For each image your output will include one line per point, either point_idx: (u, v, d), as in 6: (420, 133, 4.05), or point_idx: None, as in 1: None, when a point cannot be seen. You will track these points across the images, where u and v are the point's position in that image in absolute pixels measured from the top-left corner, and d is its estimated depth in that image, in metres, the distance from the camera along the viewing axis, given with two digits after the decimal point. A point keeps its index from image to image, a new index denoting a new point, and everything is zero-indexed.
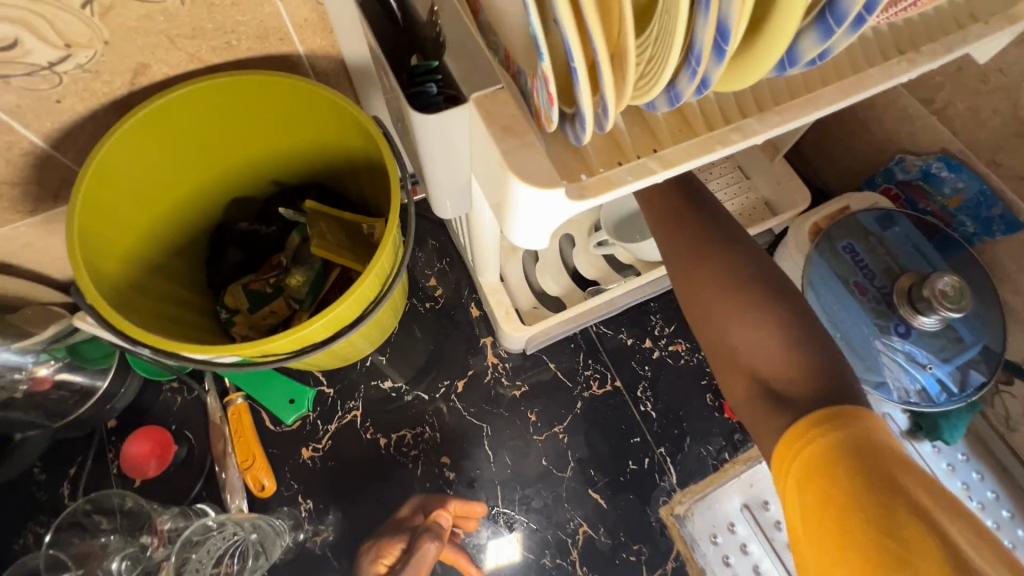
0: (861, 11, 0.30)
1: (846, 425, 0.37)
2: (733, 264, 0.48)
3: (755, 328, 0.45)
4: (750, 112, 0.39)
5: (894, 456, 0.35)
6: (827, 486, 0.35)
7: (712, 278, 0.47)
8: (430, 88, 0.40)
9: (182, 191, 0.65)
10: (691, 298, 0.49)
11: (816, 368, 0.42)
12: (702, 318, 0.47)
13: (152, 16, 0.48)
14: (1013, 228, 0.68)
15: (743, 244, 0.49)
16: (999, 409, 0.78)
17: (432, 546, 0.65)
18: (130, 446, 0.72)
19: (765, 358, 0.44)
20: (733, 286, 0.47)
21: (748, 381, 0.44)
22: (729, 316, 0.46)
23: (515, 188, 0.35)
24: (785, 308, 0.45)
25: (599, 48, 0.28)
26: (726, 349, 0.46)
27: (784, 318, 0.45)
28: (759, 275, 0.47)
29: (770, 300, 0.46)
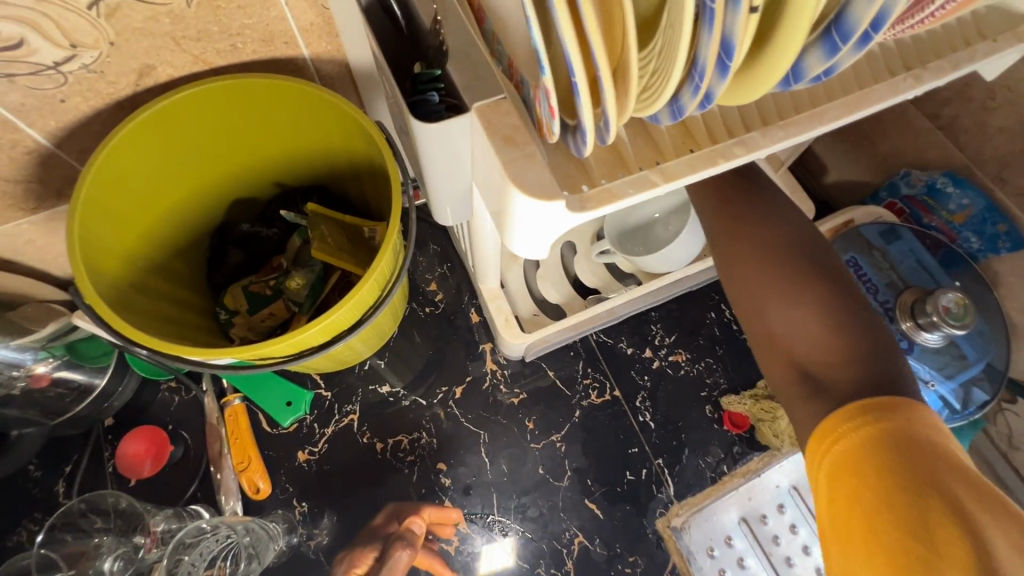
0: (867, 29, 0.30)
1: (881, 419, 0.37)
2: (776, 239, 0.47)
3: (796, 308, 0.44)
4: (754, 126, 0.39)
5: (932, 450, 0.35)
6: (856, 482, 0.36)
7: (755, 256, 0.47)
8: (431, 97, 0.40)
9: (185, 192, 0.65)
10: (733, 277, 0.48)
11: (863, 354, 0.41)
12: (745, 296, 0.47)
13: (159, 18, 0.48)
14: (1019, 246, 0.68)
15: (782, 222, 0.48)
16: (1002, 426, 0.77)
17: (404, 554, 0.65)
18: (126, 446, 0.72)
19: (807, 340, 0.43)
20: (773, 266, 0.46)
21: (787, 366, 0.44)
22: (771, 297, 0.46)
23: (515, 199, 0.34)
24: (829, 289, 0.45)
25: (600, 64, 0.28)
26: (765, 331, 0.46)
27: (826, 298, 0.44)
28: (803, 254, 0.47)
29: (816, 279, 0.45)
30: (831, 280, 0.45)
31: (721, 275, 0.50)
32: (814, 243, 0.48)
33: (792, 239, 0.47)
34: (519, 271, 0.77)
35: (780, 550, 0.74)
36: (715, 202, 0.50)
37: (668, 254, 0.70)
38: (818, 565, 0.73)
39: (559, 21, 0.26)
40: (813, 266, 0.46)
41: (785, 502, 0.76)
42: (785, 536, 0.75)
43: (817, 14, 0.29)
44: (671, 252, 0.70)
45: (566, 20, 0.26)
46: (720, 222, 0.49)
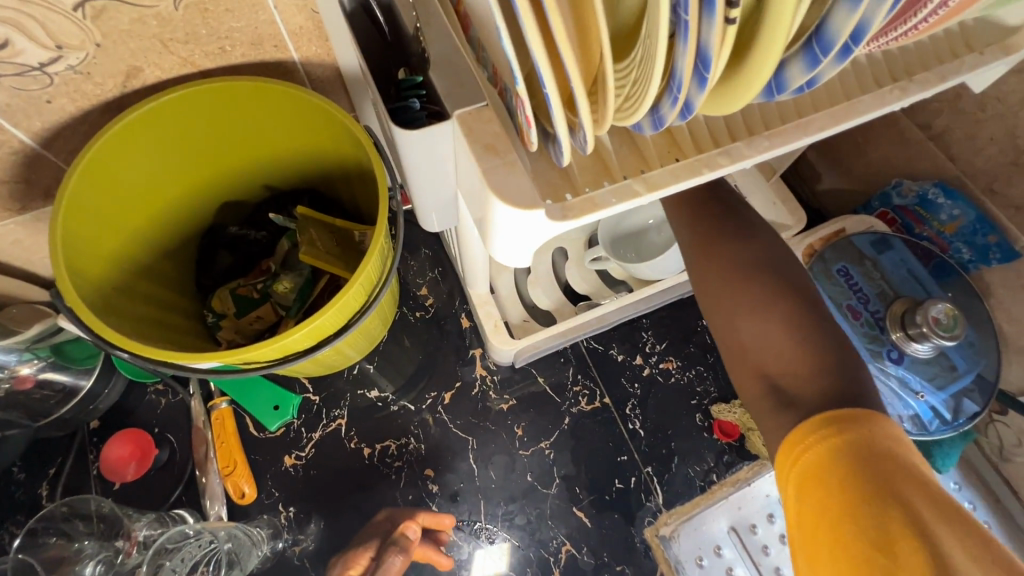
0: (847, 41, 0.30)
1: (845, 430, 0.37)
2: (745, 253, 0.47)
3: (764, 321, 0.44)
4: (739, 135, 0.39)
5: (896, 463, 0.34)
6: (821, 492, 0.35)
7: (727, 269, 0.47)
8: (413, 104, 0.40)
9: (173, 193, 0.64)
10: (704, 289, 0.49)
11: (828, 367, 0.41)
12: (715, 309, 0.47)
13: (145, 20, 0.48)
14: (1010, 257, 0.67)
15: (754, 236, 0.48)
16: (993, 437, 0.77)
17: (398, 558, 0.67)
18: (111, 449, 0.71)
19: (775, 353, 0.43)
20: (744, 279, 0.46)
21: (755, 378, 0.44)
22: (740, 309, 0.46)
23: (496, 208, 0.34)
24: (798, 301, 0.45)
25: (574, 78, 0.28)
26: (734, 342, 0.46)
27: (794, 311, 0.44)
28: (774, 268, 0.47)
29: (785, 292, 0.45)
30: (799, 293, 0.45)
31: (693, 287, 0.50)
32: (786, 258, 0.48)
33: (762, 252, 0.47)
34: (510, 277, 0.77)
35: (769, 560, 0.74)
36: (686, 216, 0.50)
37: (661, 262, 0.70)
38: None
39: (530, 36, 0.26)
40: (782, 279, 0.46)
41: (775, 511, 0.75)
42: (775, 547, 0.74)
43: (796, 28, 0.29)
44: (665, 260, 0.70)
45: (536, 36, 0.26)
46: (691, 236, 0.50)
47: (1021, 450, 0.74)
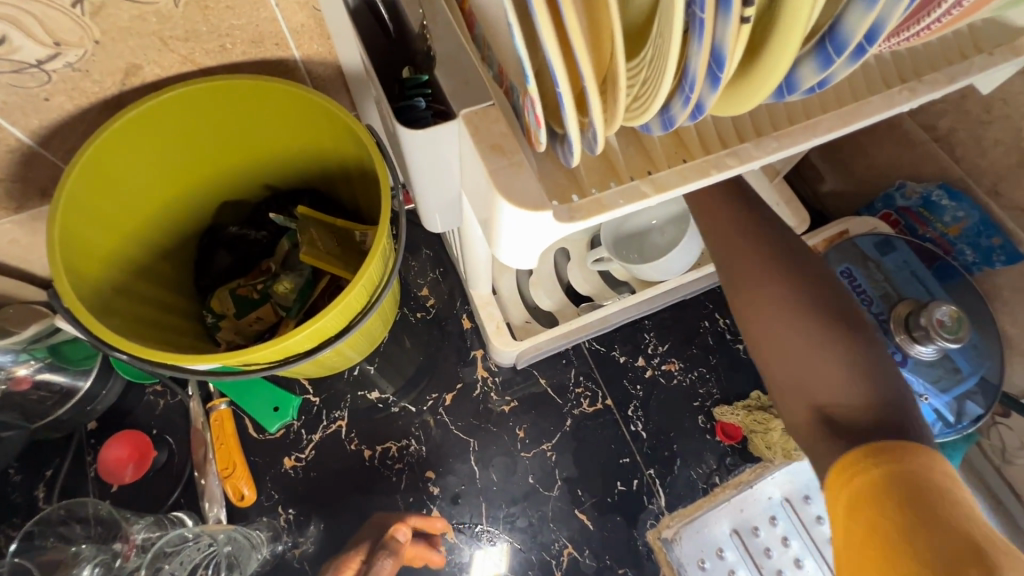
0: (861, 41, 0.29)
1: (897, 460, 0.36)
2: (793, 279, 0.47)
3: (817, 353, 0.44)
4: (747, 136, 0.39)
5: (952, 496, 0.34)
6: (873, 514, 0.35)
7: (774, 297, 0.46)
8: (418, 103, 0.39)
9: (172, 192, 0.64)
10: (747, 317, 0.48)
11: (883, 399, 0.41)
12: (761, 335, 0.46)
13: (145, 17, 0.47)
14: (1014, 259, 0.67)
15: (798, 264, 0.48)
16: (995, 439, 0.77)
17: (387, 562, 0.64)
18: (108, 451, 0.71)
19: (827, 384, 0.43)
20: (793, 309, 0.46)
21: (807, 410, 0.43)
22: (791, 339, 0.45)
23: (502, 209, 0.34)
24: (848, 332, 0.45)
25: (586, 75, 0.27)
26: (786, 373, 0.45)
27: (847, 342, 0.44)
28: (822, 297, 0.46)
29: (835, 322, 0.45)
30: (847, 322, 0.45)
31: (734, 314, 0.49)
32: (830, 285, 0.48)
33: (808, 279, 0.47)
34: (511, 277, 0.76)
35: (772, 563, 0.73)
36: (729, 237, 0.49)
37: (663, 263, 0.70)
38: None
39: (542, 29, 0.26)
40: (831, 307, 0.45)
41: (777, 513, 0.75)
42: (777, 549, 0.74)
43: (811, 26, 0.28)
44: (666, 261, 0.69)
45: (549, 30, 0.26)
46: (734, 258, 0.49)
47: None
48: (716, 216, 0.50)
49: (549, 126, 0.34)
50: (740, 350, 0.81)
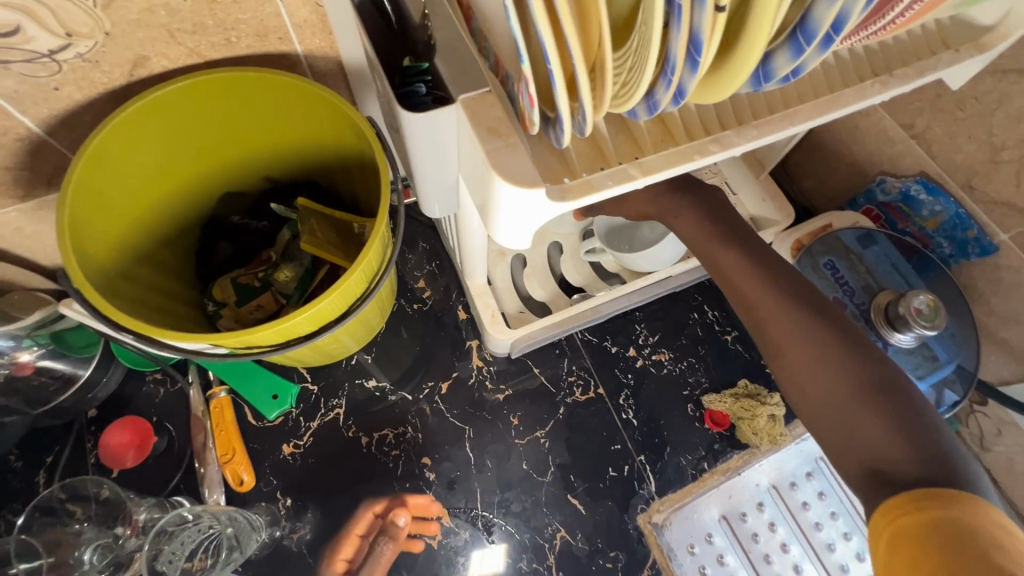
0: (828, 30, 0.32)
1: (946, 507, 0.38)
2: (829, 341, 0.49)
3: (857, 413, 0.45)
4: (729, 125, 0.41)
5: (997, 545, 0.36)
6: (916, 551, 0.37)
7: (809, 361, 0.49)
8: (419, 88, 0.41)
9: (175, 182, 0.65)
10: (790, 381, 0.50)
11: (930, 453, 0.41)
12: (806, 401, 0.49)
13: (154, 10, 0.49)
14: (987, 251, 0.70)
15: (830, 323, 0.50)
16: (973, 427, 0.80)
17: (387, 547, 0.72)
18: (110, 436, 0.72)
19: (873, 440, 0.44)
20: (828, 370, 0.48)
21: (855, 466, 0.44)
22: (831, 401, 0.47)
23: (499, 188, 0.36)
24: (887, 390, 0.46)
25: (576, 59, 0.29)
26: (831, 435, 0.47)
27: (884, 400, 0.45)
28: (858, 356, 0.48)
29: (877, 382, 0.46)
30: (889, 380, 0.46)
31: (778, 378, 0.52)
32: (864, 342, 0.49)
33: (844, 340, 0.49)
34: (506, 269, 0.79)
35: (759, 547, 0.75)
36: (762, 304, 0.52)
37: (645, 256, 0.73)
38: (796, 564, 0.74)
39: (536, 16, 0.28)
40: (871, 366, 0.47)
41: (764, 500, 0.77)
42: (764, 535, 0.76)
43: (777, 25, 0.31)
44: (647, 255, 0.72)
45: (543, 15, 0.28)
46: (769, 326, 0.52)
47: (1001, 440, 0.77)
48: (748, 286, 0.53)
49: (542, 110, 0.36)
50: (728, 341, 0.83)
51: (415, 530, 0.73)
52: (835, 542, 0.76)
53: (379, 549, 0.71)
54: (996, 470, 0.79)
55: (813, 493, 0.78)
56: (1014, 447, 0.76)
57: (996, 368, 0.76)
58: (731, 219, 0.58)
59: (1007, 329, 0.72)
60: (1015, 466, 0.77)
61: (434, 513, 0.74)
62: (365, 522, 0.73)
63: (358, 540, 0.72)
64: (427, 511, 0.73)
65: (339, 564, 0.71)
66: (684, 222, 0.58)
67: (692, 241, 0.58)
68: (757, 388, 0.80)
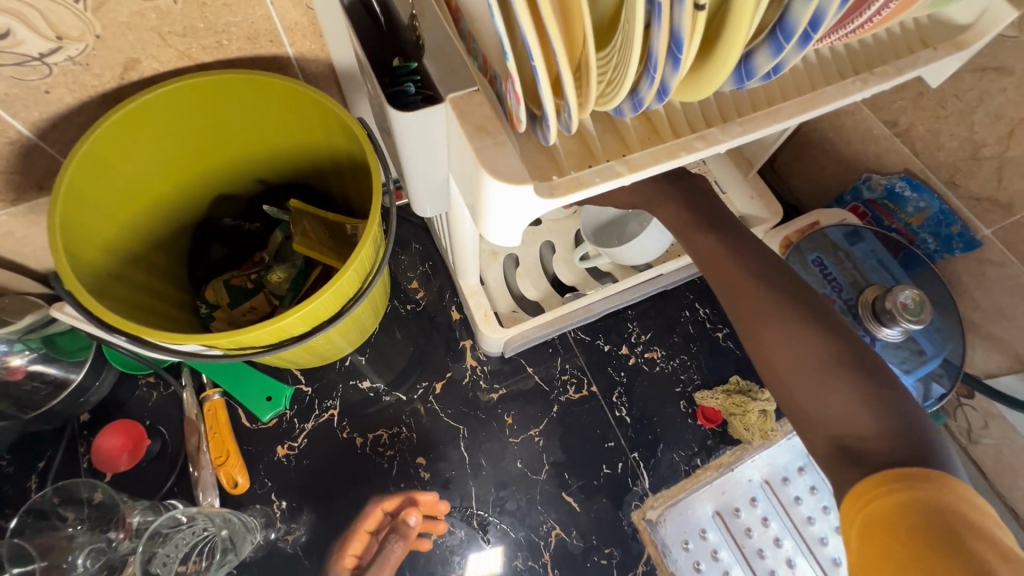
0: (806, 28, 0.33)
1: (914, 487, 0.38)
2: (802, 320, 0.50)
3: (827, 389, 0.46)
4: (714, 122, 0.42)
5: (968, 521, 0.36)
6: (887, 536, 0.36)
7: (781, 340, 0.50)
8: (408, 88, 0.41)
9: (167, 185, 0.65)
10: (762, 360, 0.51)
11: (897, 429, 0.42)
12: (776, 379, 0.50)
13: (145, 13, 0.50)
14: (971, 246, 0.71)
15: (804, 303, 0.51)
16: (961, 420, 0.81)
17: (398, 545, 0.69)
18: (103, 439, 0.71)
19: (842, 416, 0.45)
20: (801, 348, 0.48)
21: (824, 442, 0.45)
22: (801, 378, 0.48)
23: (489, 185, 0.36)
24: (857, 368, 0.46)
25: (560, 57, 0.30)
26: (801, 412, 0.47)
27: (854, 376, 0.46)
28: (829, 335, 0.49)
29: (848, 360, 0.47)
30: (862, 359, 0.47)
31: (752, 358, 0.52)
32: (837, 323, 0.50)
33: (817, 320, 0.50)
34: (498, 269, 0.79)
35: (752, 542, 0.76)
36: (736, 285, 0.54)
37: (637, 248, 0.73)
38: (789, 558, 0.75)
39: (521, 16, 0.29)
40: (843, 345, 0.48)
41: (757, 495, 0.78)
42: (758, 529, 0.77)
43: (756, 26, 0.32)
44: (638, 246, 0.72)
45: (527, 15, 0.28)
46: (744, 306, 0.52)
47: (988, 432, 0.79)
48: (727, 268, 0.54)
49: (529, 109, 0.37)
50: (720, 338, 0.84)
51: (424, 529, 0.72)
52: (827, 535, 0.77)
53: (389, 547, 0.69)
54: (983, 463, 0.80)
55: (806, 487, 0.79)
56: (1001, 439, 0.77)
57: (981, 361, 0.77)
58: (712, 209, 0.60)
59: (991, 322, 0.74)
60: (1002, 458, 0.78)
61: (441, 512, 0.73)
62: (374, 519, 0.73)
63: (366, 536, 0.72)
64: (434, 510, 0.73)
65: (347, 560, 0.71)
66: (666, 209, 0.60)
67: (674, 227, 0.59)
68: (749, 384, 0.81)
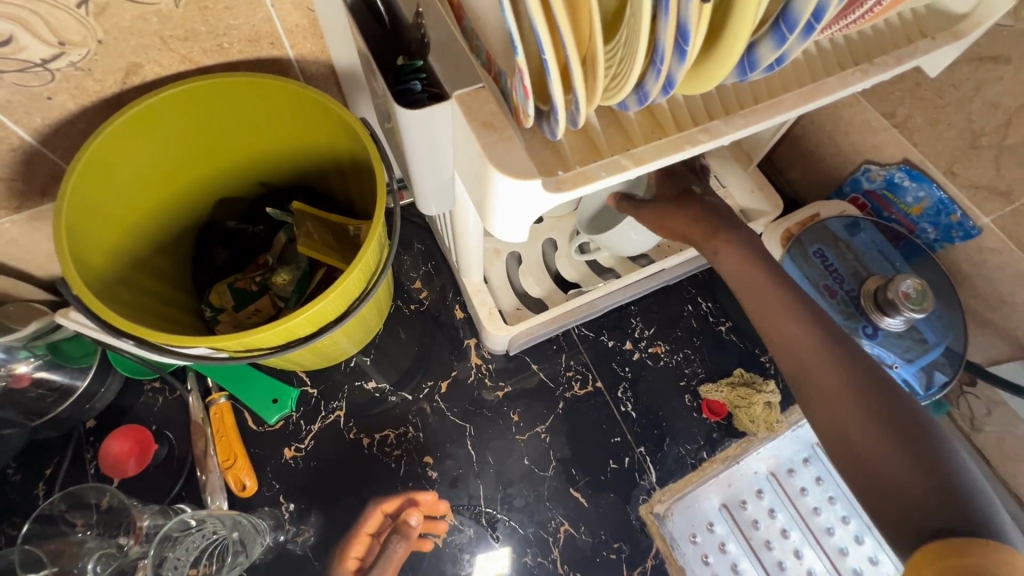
0: (809, 19, 0.33)
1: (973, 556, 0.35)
2: (855, 372, 0.46)
3: (882, 450, 0.42)
4: (716, 115, 0.43)
5: None
6: None
7: (834, 394, 0.46)
8: (414, 86, 0.42)
9: (169, 189, 0.65)
10: (813, 413, 0.47)
11: (959, 500, 0.38)
12: (827, 434, 0.46)
13: (147, 17, 0.50)
14: (970, 235, 0.72)
15: (858, 358, 0.48)
16: (964, 408, 0.82)
17: (399, 546, 0.71)
18: (110, 444, 0.72)
19: (898, 478, 0.40)
20: (856, 403, 0.45)
21: (878, 508, 0.41)
22: (855, 436, 0.44)
23: (497, 180, 0.37)
24: (915, 430, 0.42)
25: (569, 49, 0.30)
26: (853, 472, 0.43)
27: (911, 438, 0.42)
28: (884, 392, 0.45)
29: (905, 421, 0.43)
30: (921, 422, 0.43)
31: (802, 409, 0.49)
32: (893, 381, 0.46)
33: (872, 375, 0.46)
34: (501, 267, 0.80)
35: (759, 534, 0.76)
36: (790, 333, 0.51)
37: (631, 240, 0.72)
38: (796, 549, 0.76)
39: (531, 10, 0.29)
40: (900, 406, 0.44)
41: (763, 487, 0.78)
42: (764, 521, 0.77)
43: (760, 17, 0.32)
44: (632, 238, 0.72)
45: (537, 8, 0.29)
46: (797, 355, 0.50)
47: (991, 419, 0.79)
48: (777, 319, 0.52)
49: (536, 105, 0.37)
50: (723, 332, 0.85)
51: (425, 530, 0.73)
52: (834, 526, 0.77)
53: (391, 547, 0.71)
54: (987, 450, 0.81)
55: (811, 478, 0.79)
56: (1004, 426, 0.77)
57: (983, 349, 0.78)
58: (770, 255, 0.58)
59: (992, 310, 0.74)
60: (1006, 445, 0.79)
61: (442, 511, 0.74)
62: (372, 522, 0.73)
63: (368, 539, 0.73)
64: (435, 509, 0.74)
65: (351, 561, 0.71)
66: (724, 252, 0.59)
67: (731, 269, 0.58)
68: (752, 376, 0.82)
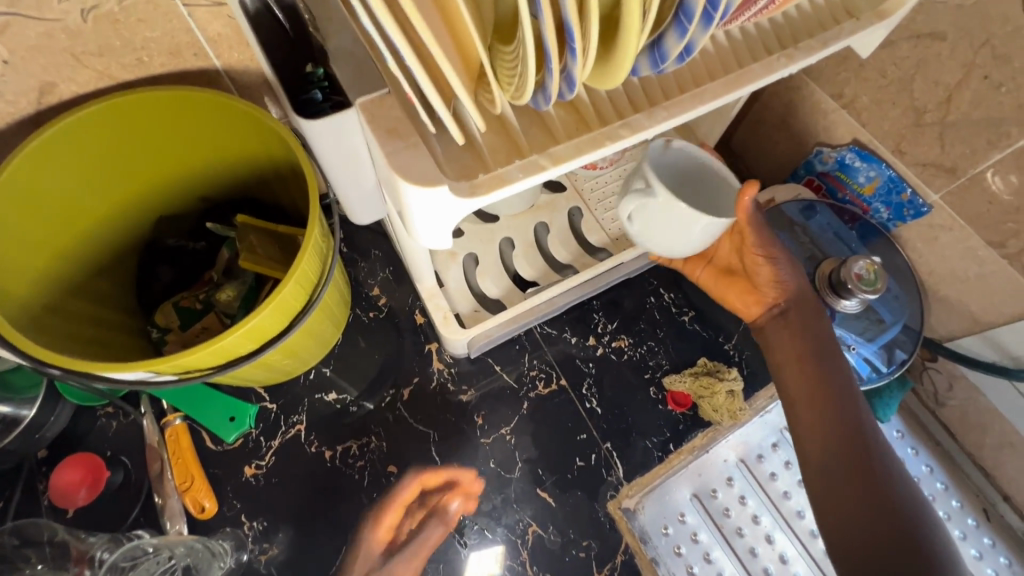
0: (706, 6, 0.32)
1: None
2: (862, 456, 0.58)
3: (868, 522, 0.55)
4: (640, 107, 0.42)
5: None
6: None
7: (841, 473, 0.58)
8: (316, 95, 0.42)
9: (101, 209, 0.64)
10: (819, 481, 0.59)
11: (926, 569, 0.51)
12: (827, 498, 0.58)
13: (53, 34, 0.48)
14: (920, 213, 0.72)
15: (870, 445, 0.59)
16: (927, 383, 0.82)
17: (438, 529, 0.73)
18: (60, 475, 0.69)
19: (879, 545, 0.53)
20: (856, 482, 0.57)
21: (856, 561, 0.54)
22: (851, 507, 0.56)
23: (405, 189, 0.35)
24: (899, 510, 0.55)
25: (441, 63, 0.29)
26: (840, 532, 0.56)
27: (895, 516, 0.54)
28: (881, 476, 0.57)
29: (893, 500, 0.55)
30: (905, 503, 0.55)
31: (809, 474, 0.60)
32: (891, 467, 0.58)
33: (877, 464, 0.58)
34: (458, 270, 0.78)
35: (731, 522, 0.77)
36: (816, 417, 0.61)
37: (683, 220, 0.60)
38: (768, 534, 0.76)
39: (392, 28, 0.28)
40: (892, 488, 0.56)
41: (734, 474, 0.79)
42: (735, 508, 0.77)
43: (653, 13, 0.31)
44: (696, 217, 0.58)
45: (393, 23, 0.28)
46: (817, 433, 0.61)
47: (953, 394, 0.79)
48: (805, 401, 0.62)
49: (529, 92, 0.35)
50: (686, 321, 0.84)
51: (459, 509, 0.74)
52: (804, 508, 0.78)
53: (428, 530, 0.73)
54: (951, 424, 0.81)
55: (780, 463, 0.80)
56: (965, 400, 0.78)
57: (940, 325, 0.78)
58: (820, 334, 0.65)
59: (945, 286, 0.74)
60: (968, 418, 0.79)
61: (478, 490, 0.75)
62: (411, 491, 0.75)
63: (401, 509, 0.74)
64: (473, 488, 0.75)
65: (384, 530, 0.73)
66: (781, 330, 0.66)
67: (781, 348, 0.66)
68: (716, 364, 0.82)
